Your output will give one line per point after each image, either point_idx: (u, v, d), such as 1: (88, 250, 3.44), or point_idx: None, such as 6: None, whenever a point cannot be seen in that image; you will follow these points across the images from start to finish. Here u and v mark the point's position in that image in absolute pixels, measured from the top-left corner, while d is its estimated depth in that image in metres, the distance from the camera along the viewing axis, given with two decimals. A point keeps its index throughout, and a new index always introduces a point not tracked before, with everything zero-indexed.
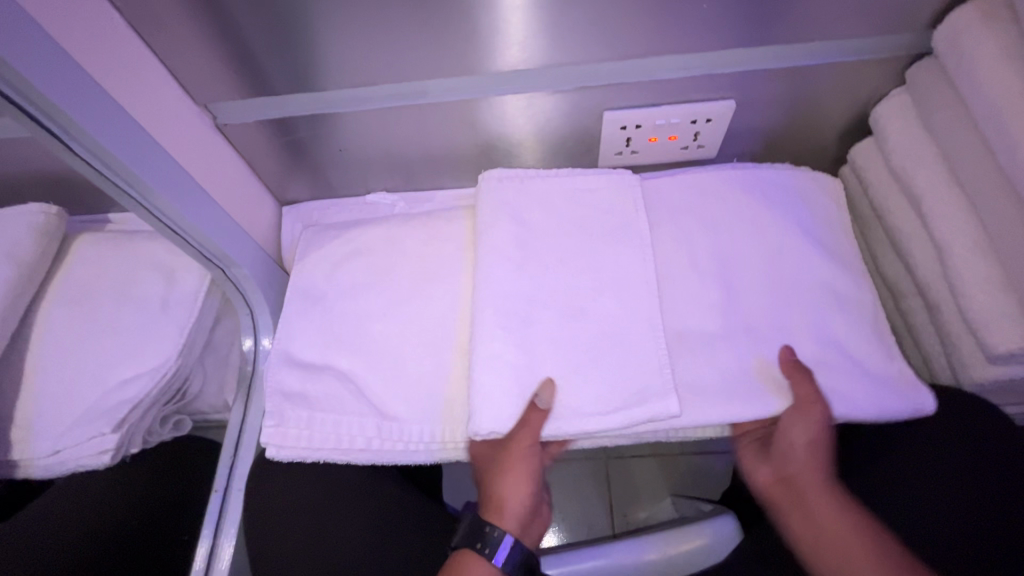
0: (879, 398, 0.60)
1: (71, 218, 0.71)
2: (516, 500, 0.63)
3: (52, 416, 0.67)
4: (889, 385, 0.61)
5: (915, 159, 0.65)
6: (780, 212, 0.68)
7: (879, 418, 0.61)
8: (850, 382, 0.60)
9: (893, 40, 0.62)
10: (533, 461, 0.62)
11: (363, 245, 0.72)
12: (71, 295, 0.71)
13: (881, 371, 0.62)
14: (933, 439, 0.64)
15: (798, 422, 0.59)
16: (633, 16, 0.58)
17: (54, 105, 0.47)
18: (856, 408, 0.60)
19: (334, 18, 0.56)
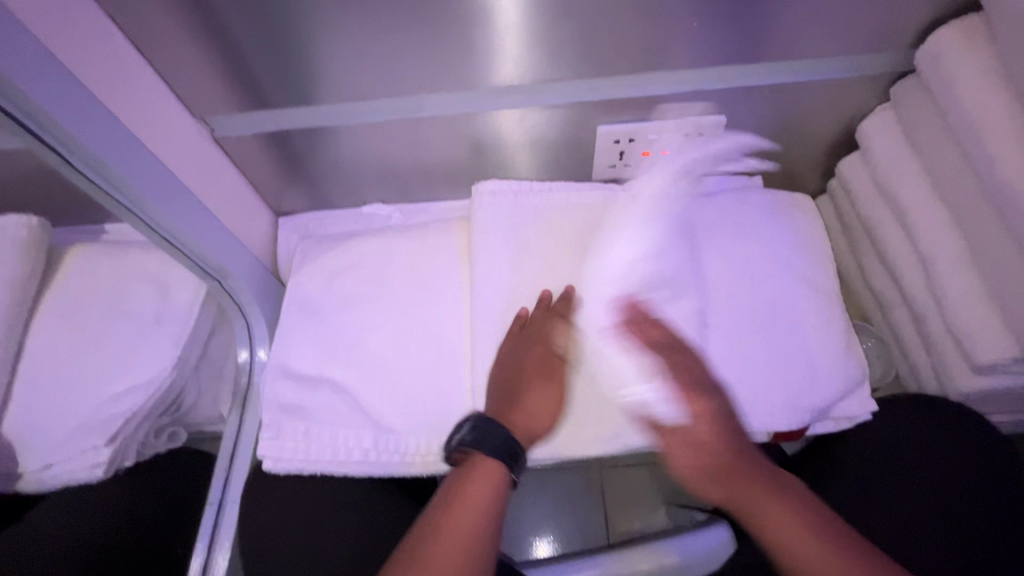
0: (844, 363, 0.66)
1: (54, 229, 0.67)
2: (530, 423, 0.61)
3: (44, 430, 0.66)
4: (852, 356, 0.66)
5: (898, 173, 0.67)
6: (761, 231, 0.72)
7: (847, 414, 0.66)
8: (824, 371, 0.65)
9: (877, 59, 0.64)
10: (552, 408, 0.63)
11: (359, 256, 0.72)
12: (64, 306, 0.71)
13: (848, 340, 0.67)
14: (919, 438, 0.66)
15: (707, 441, 0.56)
16: (626, 34, 0.59)
17: (49, 117, 0.47)
18: (829, 380, 0.65)
19: (331, 34, 0.57)
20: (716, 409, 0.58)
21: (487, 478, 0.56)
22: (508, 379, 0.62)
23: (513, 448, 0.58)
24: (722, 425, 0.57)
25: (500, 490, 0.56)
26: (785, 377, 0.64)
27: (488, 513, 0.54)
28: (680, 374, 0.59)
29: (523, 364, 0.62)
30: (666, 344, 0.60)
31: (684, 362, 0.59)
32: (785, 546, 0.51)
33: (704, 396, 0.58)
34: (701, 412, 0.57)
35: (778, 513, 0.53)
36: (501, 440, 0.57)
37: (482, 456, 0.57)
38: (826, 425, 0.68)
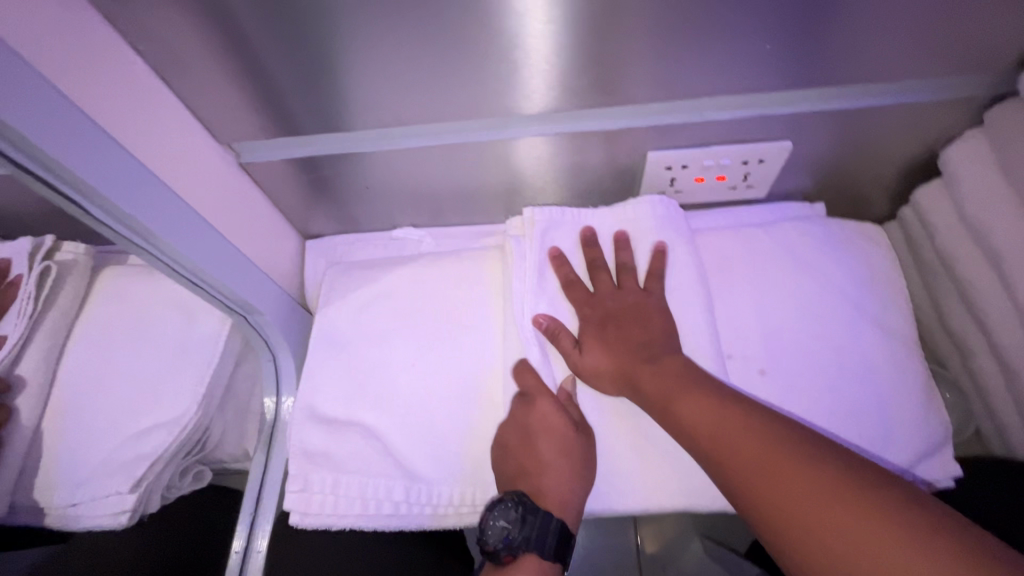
0: (919, 421, 0.59)
1: (98, 253, 0.65)
2: (558, 490, 0.56)
3: (69, 476, 0.63)
4: (928, 411, 0.60)
5: (990, 209, 0.59)
6: (829, 270, 0.65)
7: (928, 479, 0.60)
8: (901, 430, 0.59)
9: (969, 80, 0.57)
10: (574, 476, 0.57)
11: (390, 287, 0.69)
12: (96, 334, 0.67)
13: (922, 396, 0.60)
14: (989, 499, 0.60)
15: (596, 340, 0.59)
16: (687, 57, 0.53)
17: (55, 159, 0.42)
18: (903, 441, 0.58)
19: (361, 61, 0.52)
20: (612, 309, 0.61)
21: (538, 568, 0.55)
22: (530, 465, 0.57)
23: (564, 540, 0.56)
24: (611, 328, 0.60)
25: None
26: (854, 435, 0.58)
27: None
28: (601, 277, 0.63)
29: (535, 441, 0.58)
30: (603, 262, 0.64)
31: (607, 272, 0.63)
32: (686, 420, 0.51)
33: (603, 295, 0.62)
34: (594, 317, 0.61)
35: (664, 378, 0.54)
36: (555, 535, 0.56)
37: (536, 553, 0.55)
38: None
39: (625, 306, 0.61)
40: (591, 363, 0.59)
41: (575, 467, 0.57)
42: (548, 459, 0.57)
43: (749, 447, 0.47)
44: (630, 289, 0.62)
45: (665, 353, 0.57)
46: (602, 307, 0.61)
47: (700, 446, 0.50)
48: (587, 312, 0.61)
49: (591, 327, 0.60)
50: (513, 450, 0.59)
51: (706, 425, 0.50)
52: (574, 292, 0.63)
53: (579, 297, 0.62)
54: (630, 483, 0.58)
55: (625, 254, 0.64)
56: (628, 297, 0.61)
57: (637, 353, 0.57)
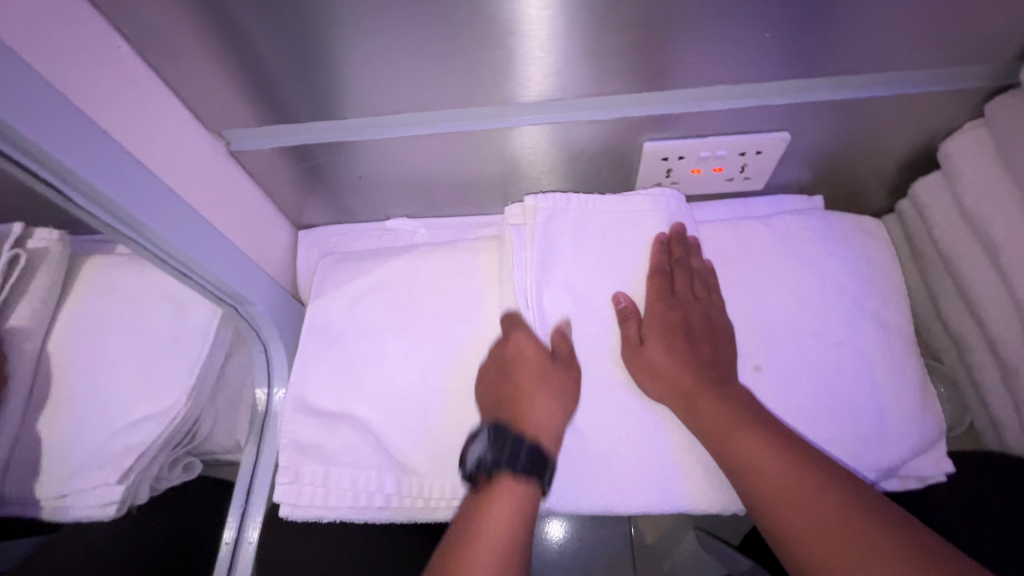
0: (914, 416, 0.59)
1: (74, 239, 0.59)
2: (535, 411, 0.57)
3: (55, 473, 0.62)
4: (921, 405, 0.60)
5: (988, 203, 0.59)
6: (828, 264, 0.65)
7: (919, 473, 0.60)
8: (895, 425, 0.59)
9: (971, 70, 0.56)
10: (550, 399, 0.58)
11: (383, 278, 0.68)
12: (86, 324, 0.66)
13: (916, 390, 0.60)
14: (982, 495, 0.60)
15: (662, 341, 0.59)
16: (686, 44, 0.52)
17: (33, 143, 0.40)
18: (898, 435, 0.58)
19: (353, 47, 0.51)
20: (688, 317, 0.61)
21: (513, 486, 0.55)
22: (509, 394, 0.59)
23: (540, 458, 0.56)
24: (684, 336, 0.59)
25: (523, 511, 0.54)
26: (849, 429, 0.58)
27: (512, 531, 0.52)
28: (680, 280, 0.62)
29: (518, 372, 0.59)
30: (687, 264, 0.63)
31: (688, 273, 0.63)
32: (736, 446, 0.53)
33: (682, 299, 0.62)
34: (667, 316, 0.61)
35: (716, 405, 0.56)
36: (526, 451, 0.56)
37: (506, 471, 0.55)
38: (893, 484, 0.61)
39: (700, 319, 0.61)
40: (646, 363, 0.59)
41: (552, 391, 0.58)
42: (527, 381, 0.58)
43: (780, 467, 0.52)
44: (708, 305, 0.62)
45: (730, 382, 0.58)
46: (680, 311, 0.61)
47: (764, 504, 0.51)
48: (660, 308, 0.61)
49: (655, 323, 0.60)
50: (497, 384, 0.60)
51: (753, 454, 0.53)
52: (656, 284, 0.62)
53: (660, 288, 0.62)
54: (632, 476, 0.58)
55: (695, 261, 0.64)
56: (704, 310, 0.61)
57: (700, 372, 0.58)
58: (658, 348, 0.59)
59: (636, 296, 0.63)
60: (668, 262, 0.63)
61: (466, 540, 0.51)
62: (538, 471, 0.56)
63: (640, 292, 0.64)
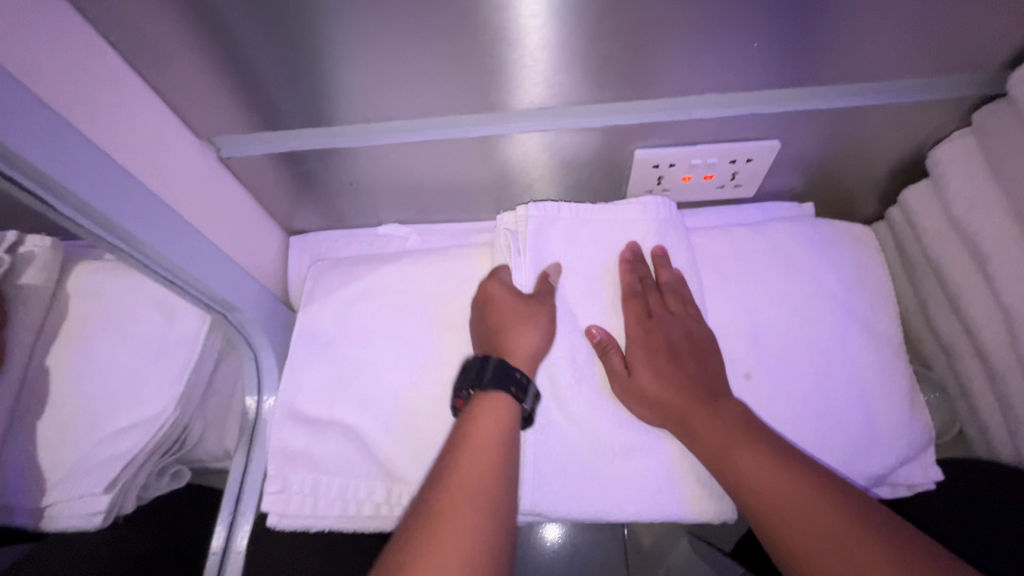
0: (903, 423, 0.59)
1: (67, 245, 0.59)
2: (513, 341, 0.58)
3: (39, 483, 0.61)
4: (910, 412, 0.60)
5: (975, 211, 0.59)
6: (818, 271, 0.65)
7: (908, 481, 0.60)
8: (884, 432, 0.59)
9: (957, 80, 0.56)
10: (528, 328, 0.59)
11: (374, 285, 0.68)
12: (81, 330, 0.66)
13: (905, 397, 0.61)
14: (971, 502, 0.60)
15: (648, 363, 0.58)
16: (675, 53, 0.52)
17: (20, 155, 0.40)
18: (887, 443, 0.59)
19: (342, 56, 0.51)
20: (669, 337, 0.60)
21: (495, 406, 0.55)
22: (490, 330, 0.60)
23: (519, 380, 0.57)
24: (666, 356, 0.59)
25: (509, 421, 0.55)
26: (839, 436, 0.58)
27: (499, 444, 0.53)
28: (652, 298, 0.62)
29: (496, 312, 0.61)
30: (655, 282, 0.63)
31: (658, 292, 0.62)
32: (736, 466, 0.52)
33: (658, 318, 0.61)
34: (648, 339, 0.60)
35: (711, 421, 0.55)
36: (504, 374, 0.56)
37: (487, 392, 0.56)
38: (882, 491, 0.61)
39: (680, 336, 0.60)
40: (637, 389, 0.58)
41: (529, 320, 0.60)
42: (505, 315, 0.60)
43: (785, 487, 0.50)
44: (684, 318, 0.61)
45: (722, 395, 0.57)
46: (659, 332, 0.60)
47: (763, 517, 0.50)
48: (639, 333, 0.60)
49: (638, 351, 0.60)
50: (480, 325, 0.61)
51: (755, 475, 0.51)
52: (630, 309, 0.62)
53: (635, 313, 0.61)
54: (625, 483, 0.58)
55: (665, 272, 0.63)
56: (682, 325, 0.60)
57: (691, 389, 0.57)
58: (642, 376, 0.58)
59: (615, 330, 0.63)
60: (639, 285, 0.63)
61: (458, 456, 0.52)
62: (520, 391, 0.56)
63: (619, 325, 0.63)
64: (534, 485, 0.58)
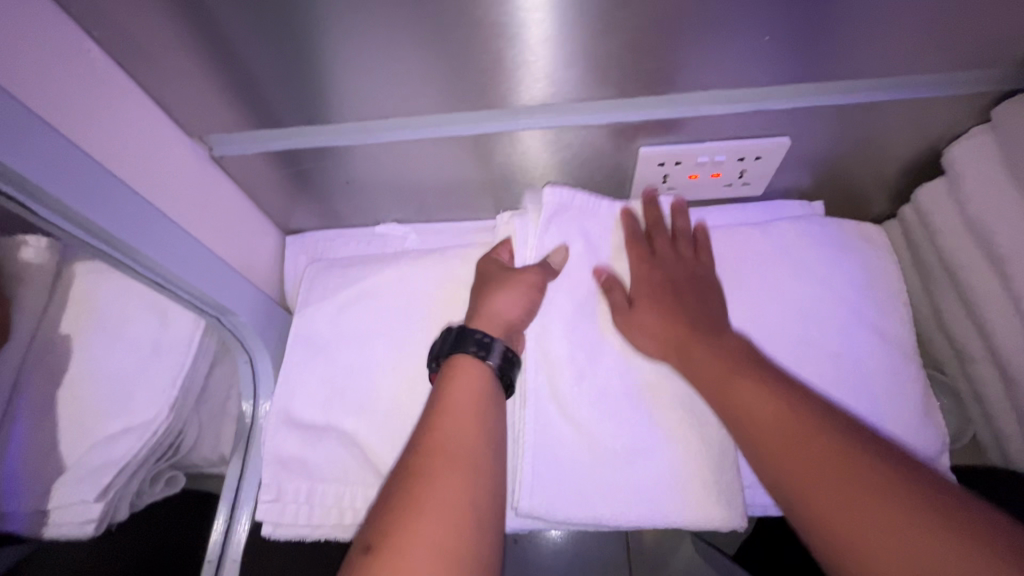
0: (916, 431, 0.58)
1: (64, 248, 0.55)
2: (490, 307, 0.58)
3: (30, 493, 0.60)
4: (922, 419, 0.58)
5: (994, 211, 0.57)
6: (828, 272, 0.63)
7: None
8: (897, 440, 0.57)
9: (976, 75, 0.54)
10: (502, 293, 0.58)
11: (371, 287, 0.66)
12: (91, 326, 0.64)
13: (918, 406, 0.59)
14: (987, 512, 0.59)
15: (650, 302, 0.60)
16: (682, 47, 0.50)
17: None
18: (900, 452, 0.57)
19: (333, 52, 0.49)
20: (672, 273, 0.61)
21: (461, 371, 0.53)
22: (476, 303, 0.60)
23: (484, 339, 0.55)
24: (670, 292, 0.60)
25: (487, 384, 0.53)
26: None
27: (474, 408, 0.50)
28: (659, 240, 0.63)
29: (482, 287, 0.61)
30: (662, 222, 0.64)
31: (665, 233, 0.64)
32: (741, 405, 0.51)
33: (663, 256, 0.62)
34: (650, 278, 0.61)
35: (713, 352, 0.55)
36: (469, 336, 0.55)
37: (453, 357, 0.55)
38: None
39: (682, 274, 0.61)
40: (641, 324, 0.59)
41: (507, 288, 0.59)
42: (488, 287, 0.60)
43: (787, 426, 0.48)
44: (687, 257, 0.63)
45: (723, 330, 0.57)
46: (662, 268, 0.61)
47: (766, 455, 0.48)
48: (644, 270, 0.62)
49: (641, 288, 0.61)
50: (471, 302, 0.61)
51: (758, 416, 0.50)
52: (636, 250, 0.63)
53: (641, 250, 0.63)
54: (628, 489, 0.56)
55: (681, 219, 0.64)
56: (684, 264, 0.62)
57: (690, 326, 0.57)
58: (651, 309, 0.59)
59: (620, 271, 0.64)
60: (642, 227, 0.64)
61: (440, 421, 0.49)
62: (483, 350, 0.54)
63: (623, 265, 0.64)
64: (533, 490, 0.56)
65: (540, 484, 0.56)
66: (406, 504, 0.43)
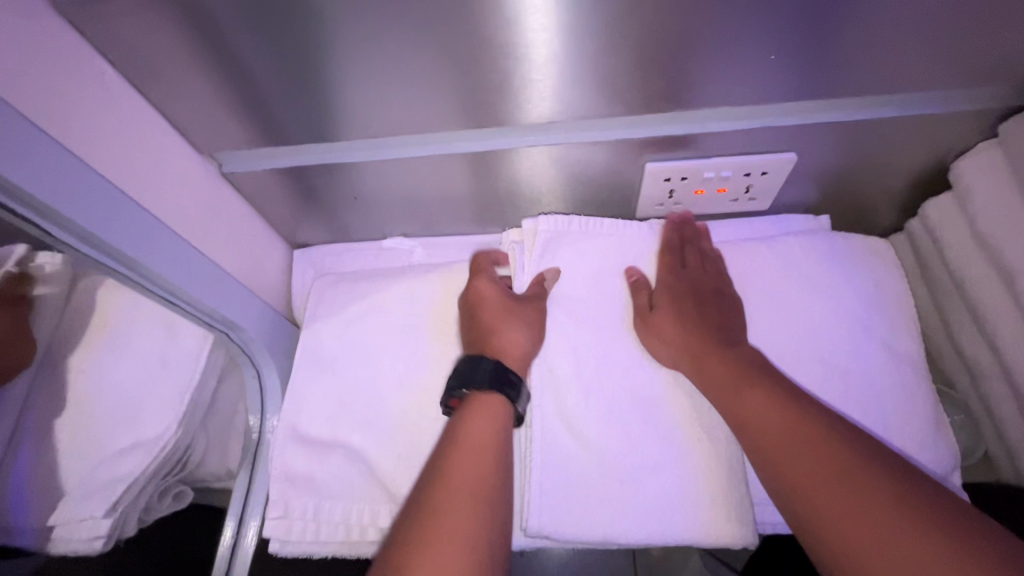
0: (926, 449, 0.57)
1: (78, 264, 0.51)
2: (503, 339, 0.59)
3: (36, 507, 0.60)
4: (933, 437, 0.58)
5: (1003, 227, 0.57)
6: (837, 287, 0.63)
7: None
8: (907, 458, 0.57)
9: (983, 91, 0.54)
10: (516, 327, 0.60)
11: (378, 302, 0.66)
12: (108, 345, 0.63)
13: (928, 423, 0.58)
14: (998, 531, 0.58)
15: (670, 306, 0.60)
16: (687, 65, 0.50)
17: (8, 181, 0.39)
18: None
19: (341, 72, 0.50)
20: (695, 283, 0.62)
21: (483, 407, 0.54)
22: (479, 331, 0.60)
23: (509, 379, 0.56)
24: (692, 302, 0.60)
25: (506, 424, 0.54)
26: None
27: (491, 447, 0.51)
28: (688, 255, 0.64)
29: (485, 312, 0.61)
30: (695, 244, 0.65)
31: (697, 252, 0.64)
32: (748, 412, 0.52)
33: (690, 269, 0.63)
34: (672, 286, 0.62)
35: (725, 360, 0.56)
36: (494, 372, 0.56)
37: (476, 392, 0.55)
38: None
39: (707, 286, 0.62)
40: (654, 326, 0.60)
41: (517, 320, 0.60)
42: (495, 315, 0.60)
43: (794, 436, 0.49)
44: (709, 272, 0.63)
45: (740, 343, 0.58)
46: (687, 278, 0.62)
47: (772, 463, 0.49)
48: (667, 277, 0.63)
49: (660, 294, 0.62)
50: (468, 327, 0.62)
51: (767, 424, 0.51)
52: (665, 258, 0.64)
53: (670, 259, 0.64)
54: (635, 507, 0.56)
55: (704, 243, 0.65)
56: (708, 277, 0.62)
57: (708, 333, 0.58)
58: (675, 308, 0.60)
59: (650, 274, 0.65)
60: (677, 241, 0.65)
61: (454, 455, 0.50)
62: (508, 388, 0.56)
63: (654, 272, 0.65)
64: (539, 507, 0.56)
65: (547, 502, 0.56)
66: (416, 536, 0.44)
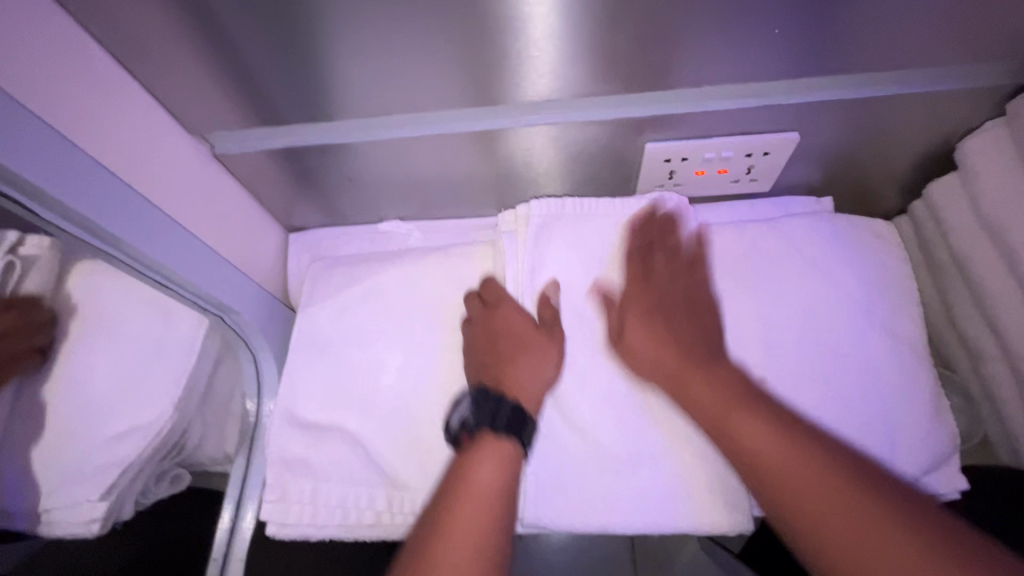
0: (925, 431, 0.57)
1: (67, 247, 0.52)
2: (518, 377, 0.58)
3: None
4: (933, 419, 0.58)
5: (1007, 208, 0.56)
6: (838, 269, 0.62)
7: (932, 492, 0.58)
8: (906, 440, 0.56)
9: (992, 68, 0.52)
10: (531, 365, 0.59)
11: (375, 286, 0.66)
12: (94, 330, 0.64)
13: (928, 405, 0.58)
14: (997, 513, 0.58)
15: (638, 321, 0.60)
16: (689, 41, 0.49)
17: None
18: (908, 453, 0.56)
19: (334, 49, 0.49)
20: (670, 295, 0.62)
21: (490, 454, 0.54)
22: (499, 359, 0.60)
23: (517, 424, 0.56)
24: (660, 317, 0.61)
25: (512, 466, 0.54)
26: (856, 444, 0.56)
27: (497, 485, 0.53)
28: (658, 261, 0.63)
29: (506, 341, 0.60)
30: (660, 245, 0.63)
31: (664, 253, 0.63)
32: (737, 442, 0.53)
33: (656, 279, 0.63)
34: (641, 305, 0.61)
35: (709, 379, 0.56)
36: (504, 417, 0.56)
37: (482, 442, 0.55)
38: None
39: (677, 297, 0.61)
40: (630, 350, 0.59)
41: (535, 357, 0.59)
42: (514, 351, 0.60)
43: (784, 462, 0.51)
44: (680, 278, 0.62)
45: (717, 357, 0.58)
46: (655, 290, 0.62)
47: (764, 490, 0.52)
48: (643, 288, 0.62)
49: (632, 313, 0.61)
50: (487, 355, 0.61)
51: (757, 444, 0.52)
52: (635, 266, 0.63)
53: (638, 266, 0.63)
54: (634, 492, 0.55)
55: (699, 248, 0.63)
56: (682, 284, 0.62)
57: (687, 351, 0.58)
58: (653, 324, 0.61)
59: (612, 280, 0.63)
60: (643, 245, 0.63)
61: (461, 497, 0.52)
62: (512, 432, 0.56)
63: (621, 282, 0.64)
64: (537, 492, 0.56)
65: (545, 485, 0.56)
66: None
